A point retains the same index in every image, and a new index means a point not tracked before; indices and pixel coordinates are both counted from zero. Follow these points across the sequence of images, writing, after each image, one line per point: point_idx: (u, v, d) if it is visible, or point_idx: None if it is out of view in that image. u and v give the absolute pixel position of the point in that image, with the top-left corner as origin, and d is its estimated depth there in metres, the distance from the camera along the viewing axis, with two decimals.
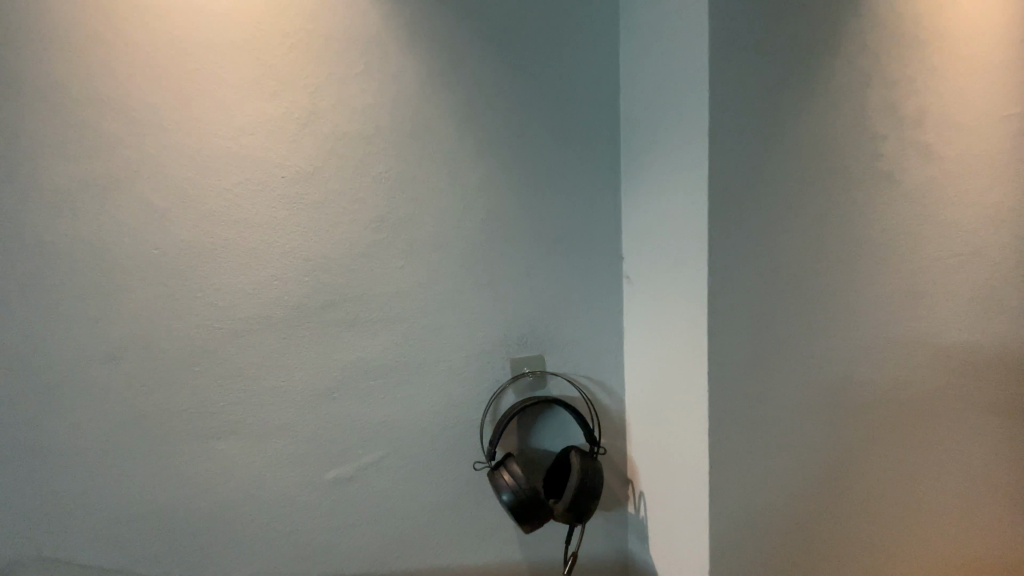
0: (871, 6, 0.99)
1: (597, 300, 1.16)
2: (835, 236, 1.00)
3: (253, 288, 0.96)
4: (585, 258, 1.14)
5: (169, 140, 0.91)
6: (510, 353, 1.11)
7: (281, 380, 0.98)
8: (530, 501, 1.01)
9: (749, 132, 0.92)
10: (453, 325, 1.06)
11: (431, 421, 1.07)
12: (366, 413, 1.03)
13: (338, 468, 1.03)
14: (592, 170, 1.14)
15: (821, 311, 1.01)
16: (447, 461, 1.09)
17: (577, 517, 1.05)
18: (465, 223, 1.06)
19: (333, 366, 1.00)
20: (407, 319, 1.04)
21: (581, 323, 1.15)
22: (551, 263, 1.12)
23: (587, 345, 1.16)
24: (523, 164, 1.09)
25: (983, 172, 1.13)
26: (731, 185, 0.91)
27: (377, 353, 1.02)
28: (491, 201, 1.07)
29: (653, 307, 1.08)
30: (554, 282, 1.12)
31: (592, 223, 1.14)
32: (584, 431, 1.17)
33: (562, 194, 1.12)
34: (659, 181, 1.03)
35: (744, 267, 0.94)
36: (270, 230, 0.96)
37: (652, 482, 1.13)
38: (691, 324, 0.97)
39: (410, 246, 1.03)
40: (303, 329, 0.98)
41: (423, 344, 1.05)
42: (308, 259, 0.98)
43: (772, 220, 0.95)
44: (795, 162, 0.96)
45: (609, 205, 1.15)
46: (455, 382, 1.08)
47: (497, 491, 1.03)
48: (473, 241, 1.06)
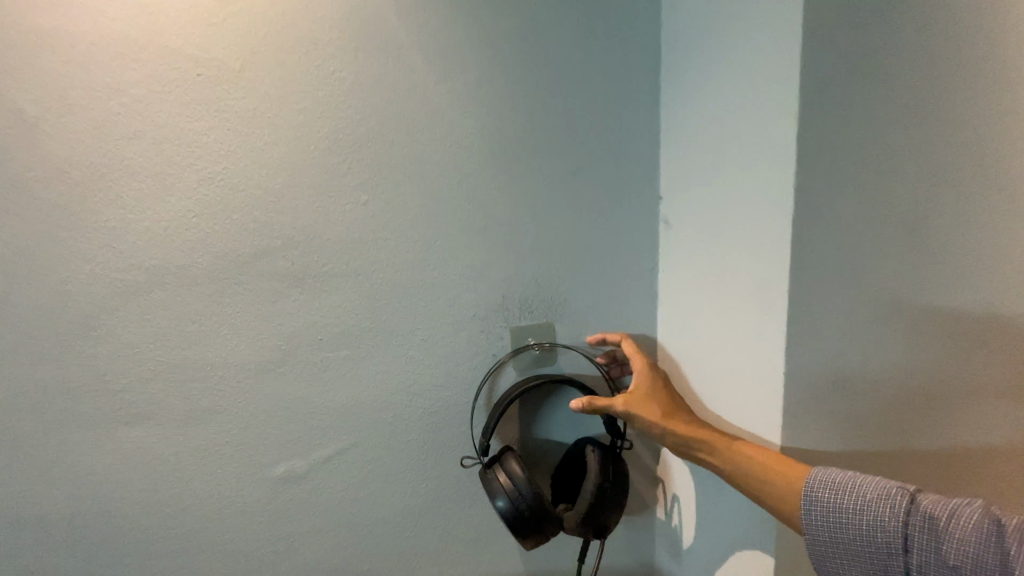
0: None
1: (626, 253, 0.89)
2: (999, 167, 0.68)
3: (163, 228, 0.71)
4: (614, 198, 0.87)
5: (35, 17, 0.65)
6: (513, 321, 0.86)
7: (210, 351, 0.75)
8: (537, 510, 0.76)
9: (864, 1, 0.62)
10: (439, 282, 0.81)
11: (410, 406, 0.83)
12: (322, 395, 0.79)
13: (288, 464, 0.80)
14: (627, 80, 0.85)
15: (964, 280, 0.71)
16: (430, 456, 0.86)
17: (596, 530, 0.80)
18: (454, 147, 0.79)
19: (277, 333, 0.76)
20: (377, 274, 0.79)
21: (606, 283, 0.90)
22: (569, 205, 0.85)
23: (613, 313, 0.91)
24: (533, 70, 0.81)
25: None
26: (833, 78, 0.62)
27: (334, 317, 0.78)
28: (486, 117, 0.80)
29: (704, 262, 0.81)
30: (572, 229, 0.86)
31: (625, 153, 0.87)
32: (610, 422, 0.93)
33: (585, 113, 0.84)
34: (717, 87, 0.74)
35: (843, 201, 0.65)
36: (184, 149, 0.71)
37: (694, 490, 0.88)
38: (755, 281, 0.71)
39: (380, 177, 0.77)
40: (235, 284, 0.74)
41: (399, 307, 0.80)
42: (242, 190, 0.73)
43: (895, 133, 0.64)
44: (941, 41, 0.63)
45: (647, 129, 0.87)
46: (442, 357, 0.83)
47: (492, 496, 0.78)
48: (466, 171, 0.80)
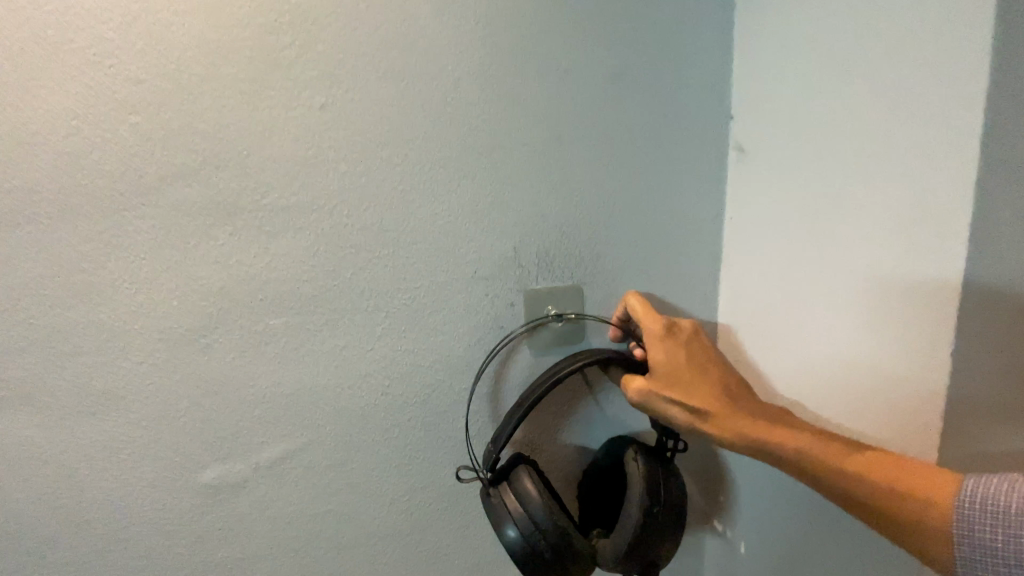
0: None
1: (683, 197, 0.67)
2: None
3: (29, 135, 0.49)
4: (674, 115, 0.64)
5: None
6: (534, 279, 0.64)
7: (105, 313, 0.53)
8: (561, 545, 0.55)
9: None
10: (434, 223, 0.59)
11: (394, 395, 0.62)
12: (269, 379, 0.58)
13: (223, 470, 0.59)
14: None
15: None
16: (419, 461, 0.65)
17: (643, 566, 0.59)
18: (454, 31, 0.56)
19: (203, 291, 0.55)
20: (346, 209, 0.56)
21: (659, 231, 0.67)
22: (614, 121, 0.62)
23: (666, 272, 0.69)
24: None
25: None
26: None
27: (283, 273, 0.56)
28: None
29: (807, 202, 0.59)
30: (616, 156, 0.63)
31: (691, 51, 0.63)
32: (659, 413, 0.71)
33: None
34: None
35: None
36: (55, 14, 0.48)
37: (772, 501, 0.67)
38: (911, 219, 0.49)
39: (349, 69, 0.54)
40: (142, 221, 0.52)
41: (378, 257, 0.58)
42: (145, 80, 0.50)
43: None
44: None
45: (722, 18, 0.64)
46: (437, 326, 0.62)
47: (499, 525, 0.57)
48: (471, 68, 0.57)
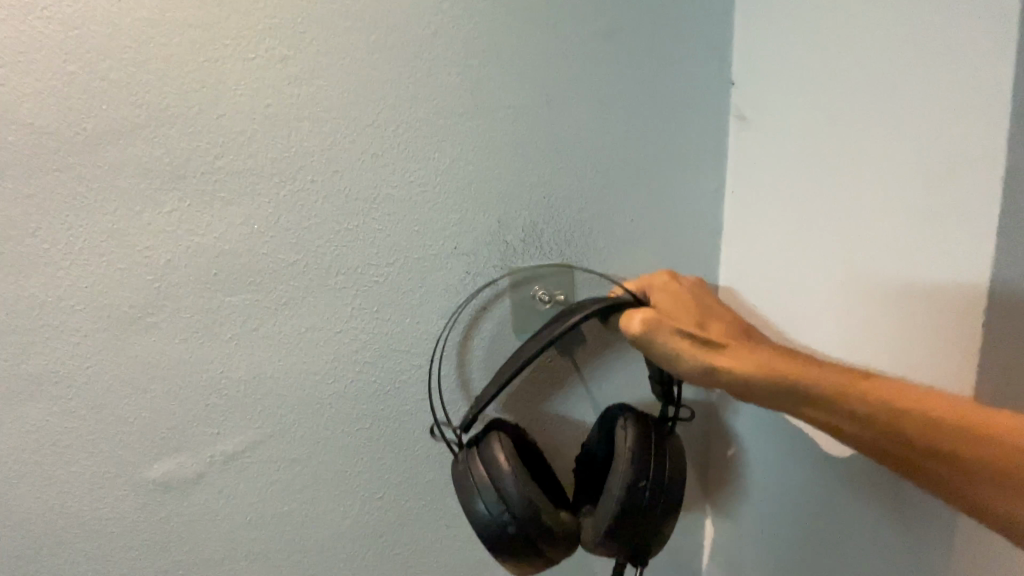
0: None
1: (679, 170, 0.62)
2: None
3: None
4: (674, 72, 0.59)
5: None
6: (523, 253, 0.59)
7: (36, 289, 0.47)
8: (528, 525, 0.49)
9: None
10: (412, 192, 0.54)
11: (367, 382, 0.57)
12: (225, 365, 0.52)
13: (176, 465, 0.53)
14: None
15: None
16: (395, 455, 0.59)
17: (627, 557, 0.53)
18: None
19: (150, 265, 0.49)
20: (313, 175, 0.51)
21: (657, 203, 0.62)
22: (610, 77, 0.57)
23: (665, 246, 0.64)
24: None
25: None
26: None
27: (242, 246, 0.51)
28: None
29: (816, 167, 0.54)
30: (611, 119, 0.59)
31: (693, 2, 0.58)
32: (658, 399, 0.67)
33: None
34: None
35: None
36: None
37: (777, 496, 0.63)
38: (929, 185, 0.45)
39: (314, 19, 0.49)
40: (78, 186, 0.47)
41: (348, 230, 0.53)
42: (80, 26, 0.44)
43: None
44: None
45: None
46: (416, 304, 0.57)
47: (468, 500, 0.51)
48: (451, 17, 0.52)
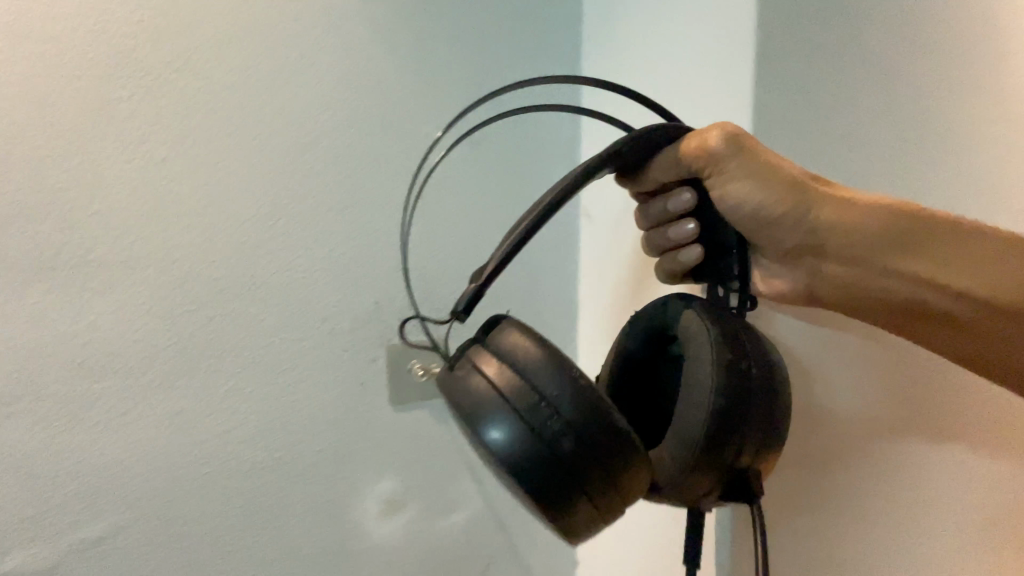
0: None
1: (536, 255, 0.73)
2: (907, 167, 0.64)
3: None
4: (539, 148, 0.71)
5: None
6: (403, 327, 0.64)
7: None
8: (586, 439, 0.38)
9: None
10: (306, 250, 0.59)
11: (243, 459, 0.58)
12: (89, 449, 0.52)
13: (26, 558, 0.51)
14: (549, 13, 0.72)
15: None
16: (273, 530, 0.60)
17: (726, 464, 0.42)
18: (327, 64, 0.59)
19: (9, 354, 0.49)
20: (207, 239, 0.55)
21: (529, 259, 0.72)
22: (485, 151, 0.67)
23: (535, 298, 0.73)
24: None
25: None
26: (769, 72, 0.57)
27: (113, 331, 0.53)
28: (361, 75, 0.61)
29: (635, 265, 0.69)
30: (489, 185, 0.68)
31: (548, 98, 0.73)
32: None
33: (506, 39, 0.69)
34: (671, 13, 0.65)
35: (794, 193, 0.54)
36: None
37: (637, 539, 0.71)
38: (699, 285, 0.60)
39: (198, 127, 0.54)
40: None
41: (225, 314, 0.56)
42: None
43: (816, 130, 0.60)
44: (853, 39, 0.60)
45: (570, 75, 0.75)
46: (307, 356, 0.60)
47: (484, 411, 0.40)
48: (344, 100, 0.60)
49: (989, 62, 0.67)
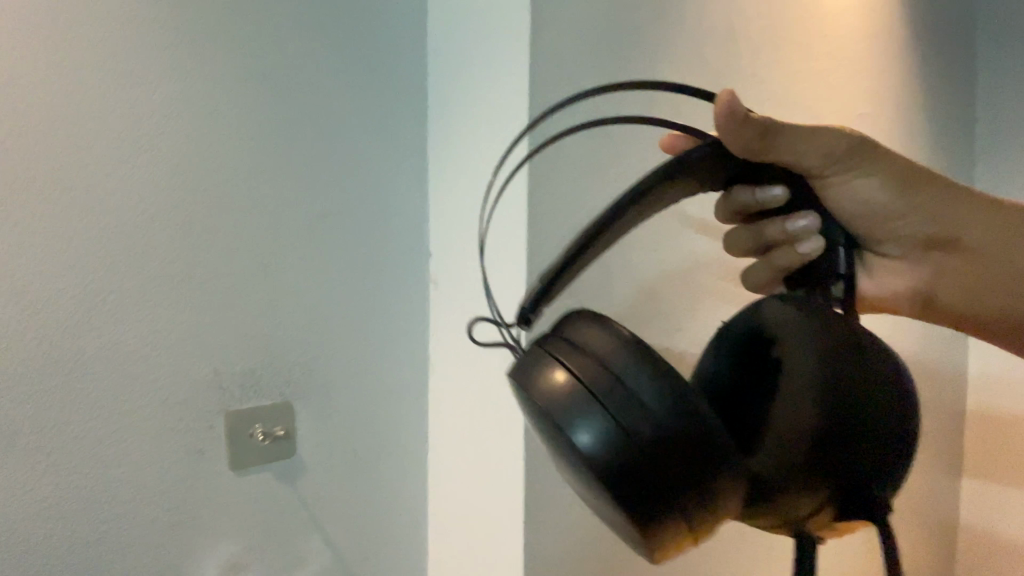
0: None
1: (384, 325, 0.78)
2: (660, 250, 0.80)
3: None
4: (381, 191, 0.77)
5: None
6: (244, 397, 0.67)
7: None
8: (697, 453, 0.39)
9: (581, 8, 0.69)
10: (141, 334, 0.61)
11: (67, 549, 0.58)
12: None
13: None
14: (389, 56, 0.77)
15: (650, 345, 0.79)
16: None
17: (843, 474, 0.44)
18: (160, 138, 0.62)
19: None
20: (39, 290, 0.56)
21: (376, 293, 0.77)
22: (323, 195, 0.73)
23: (384, 330, 0.77)
24: (266, 26, 0.68)
25: (848, 112, 1.04)
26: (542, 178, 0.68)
27: None
28: (202, 167, 0.64)
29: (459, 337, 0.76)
30: (331, 227, 0.73)
31: (391, 140, 0.78)
32: (385, 462, 0.78)
33: (339, 88, 0.73)
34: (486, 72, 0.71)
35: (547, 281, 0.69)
36: None
37: None
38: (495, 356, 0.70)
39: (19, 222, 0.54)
40: None
41: (48, 404, 0.56)
42: None
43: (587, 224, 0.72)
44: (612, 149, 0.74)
45: (416, 116, 0.79)
46: (142, 396, 0.61)
47: (575, 419, 0.40)
48: (179, 171, 0.63)
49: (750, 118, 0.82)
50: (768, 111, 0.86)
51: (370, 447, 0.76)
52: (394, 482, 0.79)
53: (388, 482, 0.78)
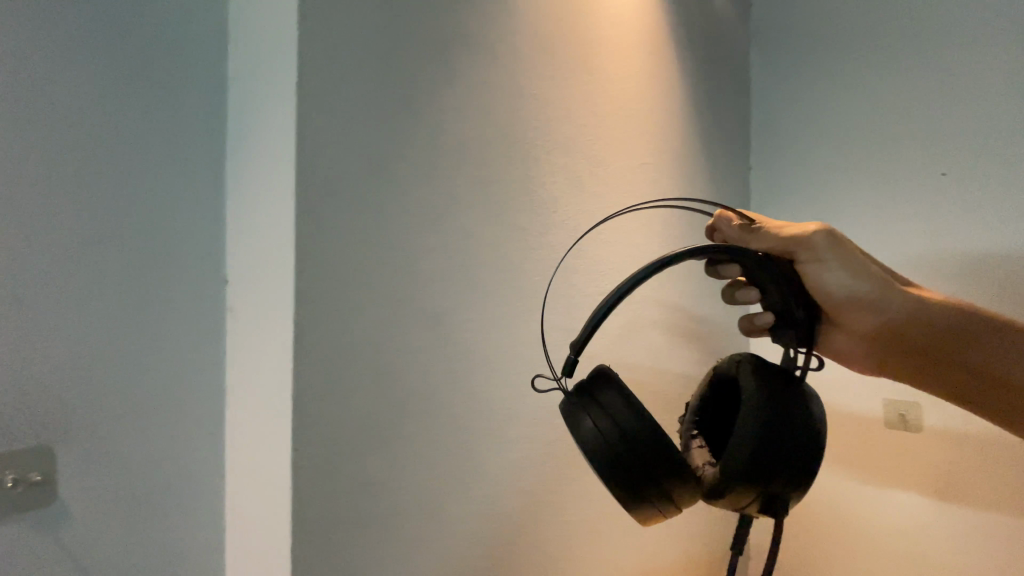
0: (515, 69, 0.86)
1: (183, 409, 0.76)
2: (485, 328, 0.82)
3: None
4: (166, 263, 0.74)
5: None
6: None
7: None
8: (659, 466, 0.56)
9: (368, 110, 0.71)
10: None
11: None
12: None
13: None
14: (172, 74, 0.74)
15: (474, 422, 0.80)
16: None
17: (782, 488, 0.59)
18: None
19: None
20: None
21: (157, 320, 0.73)
22: (92, 215, 0.67)
23: (167, 359, 0.74)
24: (9, 28, 0.62)
25: (664, 144, 1.12)
26: (338, 276, 0.68)
27: None
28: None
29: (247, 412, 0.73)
30: (97, 284, 0.68)
31: (177, 160, 0.75)
32: (168, 497, 0.74)
33: (109, 101, 0.69)
34: (269, 160, 0.70)
35: (347, 374, 0.68)
36: None
37: None
38: (273, 442, 0.67)
39: None
40: None
41: None
42: None
43: (393, 316, 0.72)
44: (424, 242, 0.75)
45: (207, 138, 0.78)
46: None
47: (584, 440, 0.58)
48: None
49: (545, 151, 0.90)
50: (570, 144, 0.94)
51: (148, 482, 0.73)
52: (180, 517, 0.75)
53: (172, 518, 0.75)
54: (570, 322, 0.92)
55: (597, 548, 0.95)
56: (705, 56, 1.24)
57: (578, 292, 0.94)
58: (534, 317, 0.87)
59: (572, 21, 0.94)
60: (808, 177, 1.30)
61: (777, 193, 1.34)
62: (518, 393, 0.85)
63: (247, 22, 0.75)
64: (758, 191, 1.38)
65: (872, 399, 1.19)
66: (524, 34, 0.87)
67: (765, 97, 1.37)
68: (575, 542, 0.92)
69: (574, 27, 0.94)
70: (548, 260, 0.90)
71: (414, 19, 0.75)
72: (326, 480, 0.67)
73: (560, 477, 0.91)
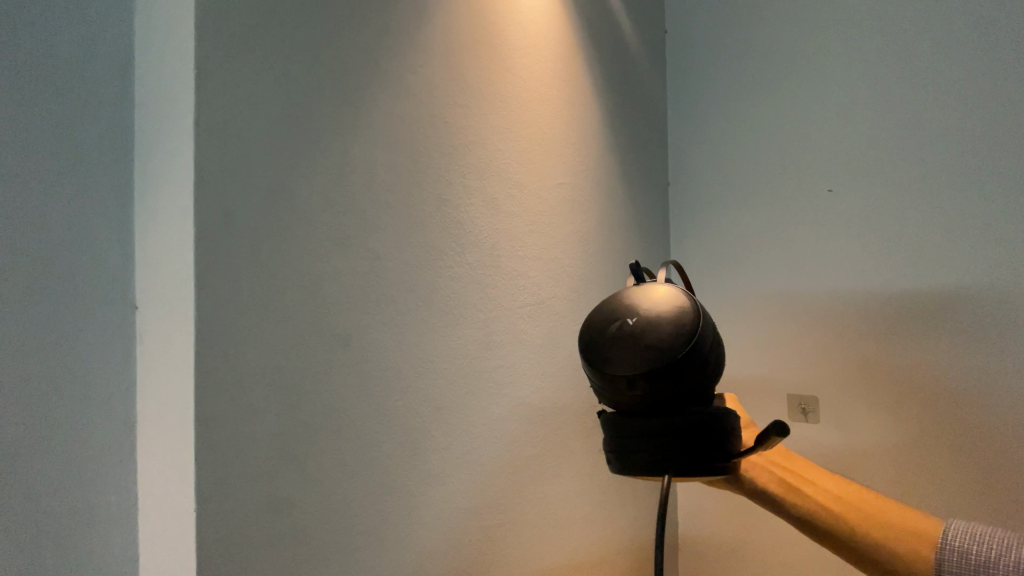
0: (427, 128, 0.91)
1: (99, 476, 0.75)
2: (404, 370, 0.86)
3: None
4: (73, 336, 0.73)
5: None
6: None
7: None
8: (712, 345, 0.67)
9: (276, 179, 0.74)
10: None
11: None
12: None
13: None
14: (73, 97, 0.74)
15: (403, 455, 0.85)
16: None
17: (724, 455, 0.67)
18: None
19: None
20: None
21: (59, 345, 0.72)
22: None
23: (73, 384, 0.73)
24: None
25: (581, 165, 1.18)
26: (252, 336, 0.71)
27: None
28: None
29: (153, 473, 0.74)
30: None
31: (78, 183, 0.75)
32: (74, 528, 0.72)
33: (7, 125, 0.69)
34: (169, 228, 0.71)
35: (263, 424, 0.72)
36: None
37: None
38: (177, 499, 0.69)
39: None
40: None
41: None
42: None
43: (311, 366, 0.76)
44: (345, 290, 0.80)
45: (111, 162, 0.78)
46: None
47: (681, 298, 0.68)
48: None
49: (461, 178, 0.95)
50: (484, 167, 0.99)
51: (51, 510, 0.71)
52: (87, 548, 0.73)
53: (80, 549, 0.73)
54: (485, 336, 0.97)
55: (514, 551, 1.00)
56: (622, 100, 1.30)
57: (494, 307, 0.99)
58: (449, 333, 0.92)
59: (481, 79, 0.99)
60: (718, 193, 1.36)
61: (694, 207, 1.39)
62: (434, 406, 0.89)
63: (152, 95, 0.76)
64: (674, 205, 1.42)
65: (777, 394, 1.25)
66: (433, 95, 0.92)
67: (674, 116, 1.44)
68: (494, 547, 0.97)
69: (484, 84, 0.99)
70: (463, 278, 0.94)
71: (320, 91, 0.79)
72: (247, 527, 0.70)
73: (490, 483, 0.97)
